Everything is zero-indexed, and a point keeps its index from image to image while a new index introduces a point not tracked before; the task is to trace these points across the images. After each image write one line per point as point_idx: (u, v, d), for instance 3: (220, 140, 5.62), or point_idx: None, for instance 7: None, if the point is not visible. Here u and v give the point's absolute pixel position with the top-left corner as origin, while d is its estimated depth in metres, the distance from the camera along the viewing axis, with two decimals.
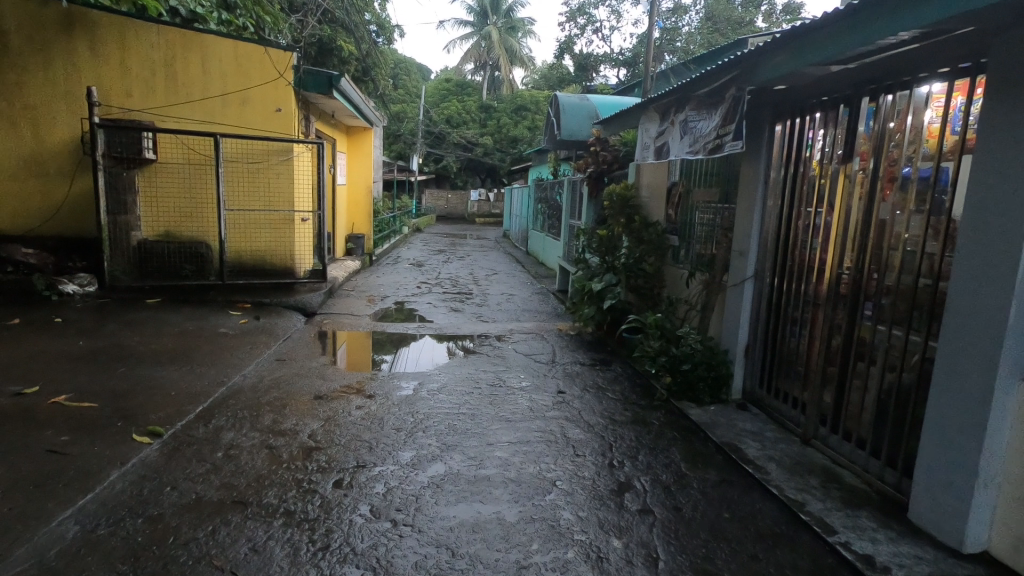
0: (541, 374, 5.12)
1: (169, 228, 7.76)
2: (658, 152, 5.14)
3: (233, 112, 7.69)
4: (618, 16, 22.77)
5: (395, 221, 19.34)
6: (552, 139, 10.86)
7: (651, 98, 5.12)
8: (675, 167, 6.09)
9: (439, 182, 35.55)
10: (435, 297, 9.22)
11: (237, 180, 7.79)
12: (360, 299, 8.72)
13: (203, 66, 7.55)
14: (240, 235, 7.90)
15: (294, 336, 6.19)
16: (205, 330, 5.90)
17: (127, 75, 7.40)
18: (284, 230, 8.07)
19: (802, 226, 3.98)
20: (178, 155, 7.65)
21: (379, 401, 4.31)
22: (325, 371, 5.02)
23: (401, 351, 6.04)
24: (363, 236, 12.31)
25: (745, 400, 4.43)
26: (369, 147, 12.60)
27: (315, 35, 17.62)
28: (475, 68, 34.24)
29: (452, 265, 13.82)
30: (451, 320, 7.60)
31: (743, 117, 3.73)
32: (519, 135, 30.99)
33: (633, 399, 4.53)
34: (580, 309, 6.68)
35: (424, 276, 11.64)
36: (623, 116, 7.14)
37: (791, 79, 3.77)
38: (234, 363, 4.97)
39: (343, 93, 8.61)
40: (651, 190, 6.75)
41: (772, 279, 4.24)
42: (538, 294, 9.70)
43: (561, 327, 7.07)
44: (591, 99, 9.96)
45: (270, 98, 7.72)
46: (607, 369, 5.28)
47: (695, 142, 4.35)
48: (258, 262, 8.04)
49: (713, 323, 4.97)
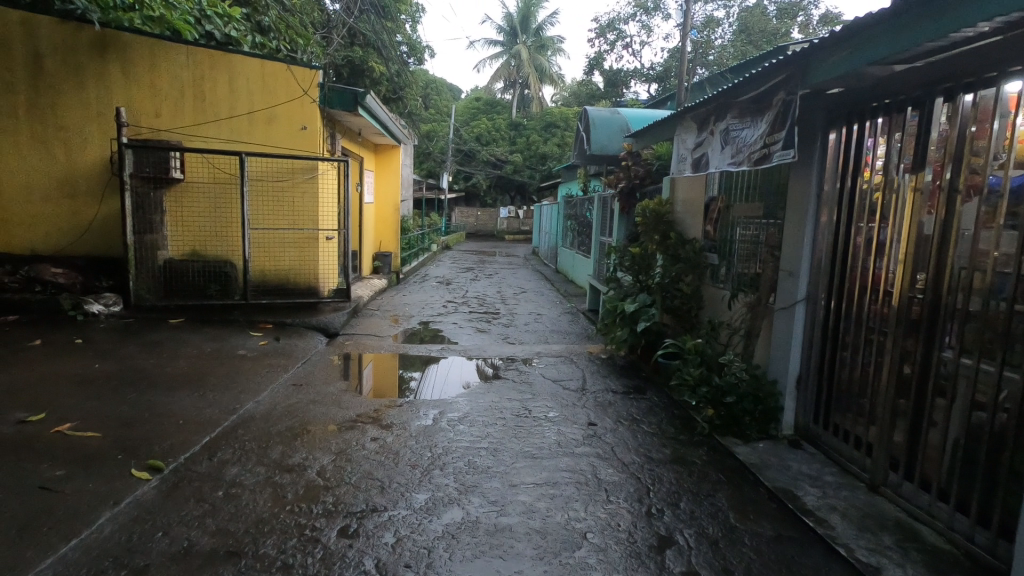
0: (570, 403, 4.76)
1: (194, 247, 7.70)
2: (696, 165, 4.79)
3: (259, 130, 7.66)
4: (648, 31, 22.52)
5: (423, 239, 19.26)
6: (581, 155, 10.57)
7: (688, 107, 4.79)
8: (713, 181, 5.74)
9: (468, 200, 35.62)
10: (461, 316, 8.94)
11: (262, 198, 7.72)
12: (384, 319, 8.51)
13: (231, 86, 7.54)
14: (264, 254, 7.80)
15: (314, 359, 5.98)
16: (223, 352, 5.75)
17: (157, 96, 7.44)
18: (308, 249, 7.95)
19: (862, 243, 3.56)
20: (204, 174, 7.63)
21: (396, 433, 4.03)
22: (342, 397, 4.78)
23: (424, 374, 5.76)
24: (390, 254, 12.19)
25: (798, 437, 3.99)
26: (397, 165, 12.53)
27: (347, 56, 17.84)
28: (505, 87, 34.39)
29: (480, 284, 13.56)
30: (477, 341, 7.31)
31: (795, 123, 3.36)
32: (549, 152, 30.84)
33: (671, 433, 4.13)
34: (612, 331, 6.31)
35: (451, 294, 11.41)
36: (657, 128, 6.82)
37: (847, 81, 3.40)
38: (248, 388, 4.77)
39: (369, 110, 8.52)
40: (687, 206, 6.37)
41: (828, 301, 3.82)
42: (567, 314, 9.34)
43: (591, 350, 6.70)
44: (622, 113, 9.66)
45: (296, 116, 7.67)
46: (642, 398, 4.89)
47: (738, 153, 3.99)
48: (282, 282, 7.93)
49: (759, 349, 4.55)
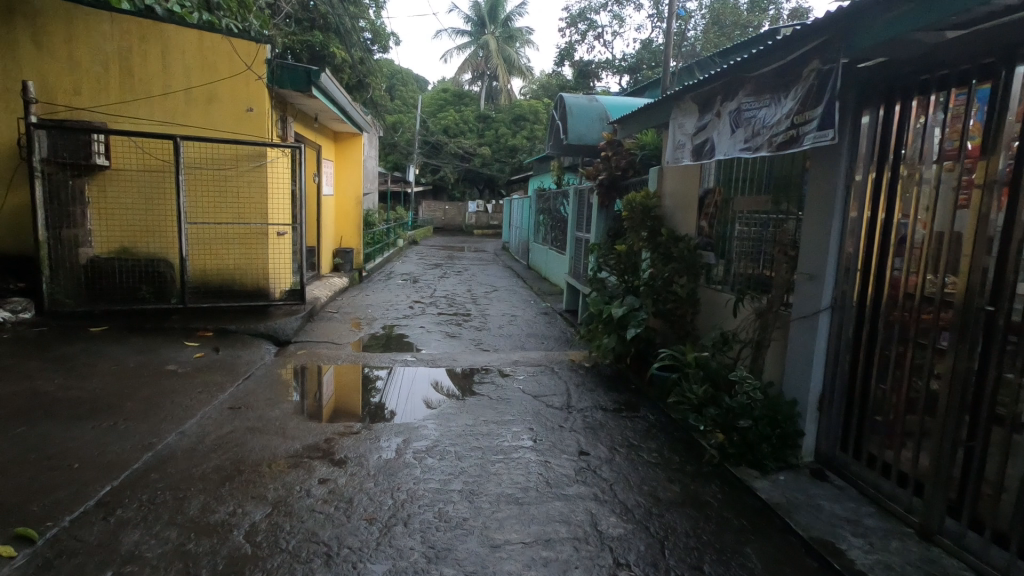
0: (554, 426, 4.13)
1: (125, 243, 6.80)
2: (697, 151, 4.21)
3: (197, 112, 6.76)
4: (620, 22, 22.05)
5: (389, 234, 18.37)
6: (556, 145, 9.96)
7: (688, 85, 4.19)
8: (710, 171, 5.25)
9: (437, 194, 34.72)
10: (428, 319, 8.22)
11: (202, 189, 6.84)
12: (343, 323, 7.72)
13: (163, 60, 6.62)
14: (206, 251, 6.93)
15: (260, 373, 5.19)
16: (150, 367, 4.91)
17: (75, 70, 6.47)
18: (256, 247, 7.11)
19: (904, 244, 3.03)
20: (133, 160, 6.71)
21: (351, 471, 3.34)
22: (287, 423, 4.04)
23: (392, 387, 5.05)
24: (352, 250, 11.34)
25: (821, 465, 3.47)
26: (359, 153, 11.62)
27: (306, 41, 16.79)
28: (472, 78, 33.57)
29: (449, 281, 12.84)
30: (446, 347, 6.62)
31: (834, 98, 2.76)
32: (518, 145, 30.19)
33: (677, 464, 3.55)
34: (595, 338, 5.71)
35: (418, 294, 10.65)
36: (642, 114, 6.26)
37: (892, 48, 2.84)
38: (172, 414, 3.98)
39: (324, 92, 7.71)
40: (676, 200, 5.88)
41: (859, 310, 3.29)
42: (543, 315, 8.73)
43: (573, 357, 6.09)
44: (599, 100, 9.09)
45: (239, 95, 6.80)
46: (636, 418, 4.32)
47: (754, 136, 3.41)
48: (226, 282, 7.08)
49: (768, 362, 4.01)
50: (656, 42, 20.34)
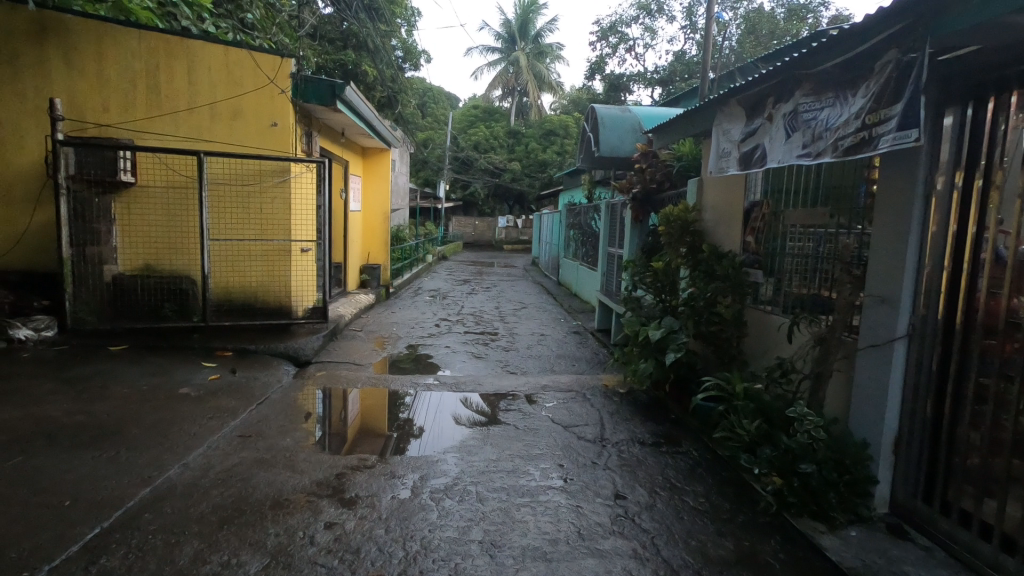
0: (586, 462, 3.74)
1: (148, 261, 6.71)
2: (744, 159, 3.81)
3: (222, 128, 6.68)
4: (652, 34, 21.72)
5: (418, 249, 18.27)
6: (587, 158, 9.63)
7: (734, 87, 3.82)
8: (756, 181, 4.85)
9: (467, 210, 34.75)
10: (454, 338, 7.93)
11: (226, 205, 6.73)
12: (367, 342, 7.49)
13: (189, 77, 6.57)
14: (228, 268, 6.80)
15: (276, 397, 4.95)
16: (162, 390, 4.72)
17: (104, 88, 6.47)
18: (278, 263, 6.96)
19: (1003, 264, 2.58)
20: (159, 177, 6.64)
21: (361, 514, 3.02)
22: (299, 454, 3.77)
23: (419, 415, 4.73)
24: (379, 267, 11.19)
25: (899, 519, 2.99)
26: (387, 169, 11.50)
27: (339, 60, 16.97)
28: (503, 95, 33.66)
29: (477, 297, 12.58)
30: (472, 369, 6.30)
31: (917, 92, 2.36)
32: (548, 160, 30.00)
33: (728, 513, 3.12)
34: (631, 361, 5.30)
35: (445, 311, 10.39)
36: (679, 123, 5.89)
37: (989, 37, 2.41)
38: (177, 443, 3.74)
39: (350, 105, 7.56)
40: (717, 213, 5.51)
41: (945, 340, 2.83)
42: (574, 334, 8.34)
43: (607, 382, 5.69)
44: (632, 111, 8.74)
45: (264, 110, 6.70)
46: (678, 454, 3.90)
47: (815, 140, 3.01)
48: (249, 299, 6.93)
49: (831, 394, 3.55)
50: (690, 54, 19.93)
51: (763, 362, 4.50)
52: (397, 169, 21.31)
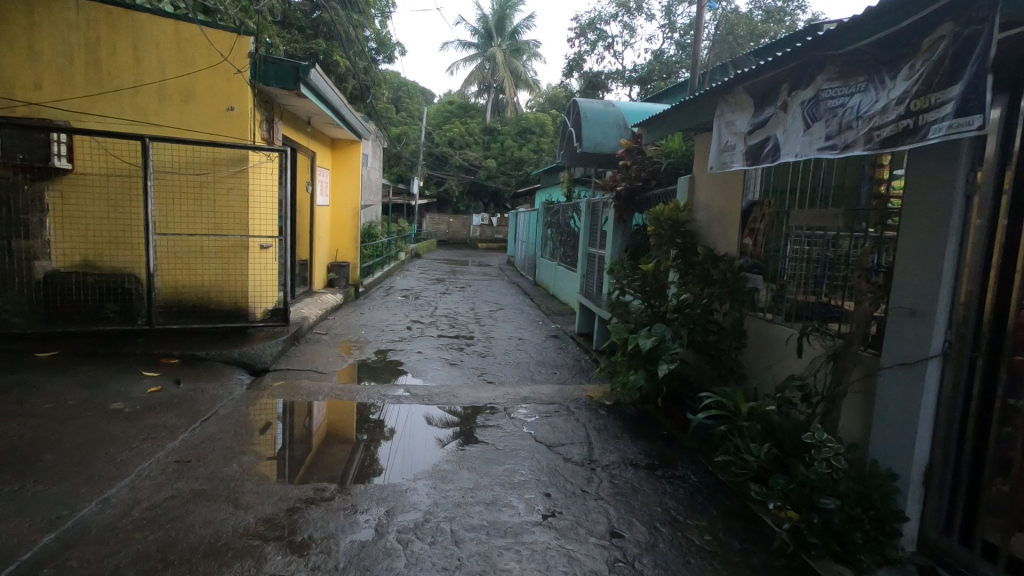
0: (575, 491, 3.32)
1: (87, 256, 6.02)
2: (752, 153, 3.45)
3: (172, 110, 6.05)
4: (630, 33, 21.51)
5: (390, 247, 17.64)
6: (568, 153, 9.24)
7: (742, 74, 3.44)
8: (754, 179, 4.53)
9: (441, 207, 34.12)
10: (427, 342, 7.45)
11: (175, 196, 6.11)
12: (332, 346, 6.95)
13: (135, 53, 5.93)
14: (178, 266, 6.19)
15: (225, 412, 4.40)
16: (90, 406, 4.12)
17: (36, 63, 5.79)
18: (233, 261, 6.37)
19: None
20: (98, 164, 5.97)
21: (314, 563, 2.54)
22: (246, 483, 3.26)
23: (390, 434, 4.23)
24: (347, 265, 10.61)
25: (930, 561, 2.65)
26: (357, 162, 10.88)
27: (310, 49, 16.24)
28: (479, 91, 33.13)
29: (451, 297, 12.10)
30: (446, 377, 5.84)
31: (979, 72, 1.99)
32: (525, 157, 29.60)
33: (739, 556, 2.74)
34: (618, 371, 4.91)
35: (418, 312, 9.89)
36: (667, 117, 5.54)
37: None
38: (98, 472, 3.19)
39: (316, 91, 7.01)
40: (710, 212, 5.18)
41: (988, 361, 2.49)
42: (553, 339, 7.95)
43: (592, 393, 5.29)
44: (616, 106, 8.39)
45: (219, 93, 6.10)
46: (676, 480, 3.51)
47: (842, 130, 2.64)
48: (201, 300, 6.32)
49: (846, 414, 3.21)
50: (668, 54, 19.80)
51: (764, 375, 4.16)
52: (369, 164, 20.61)
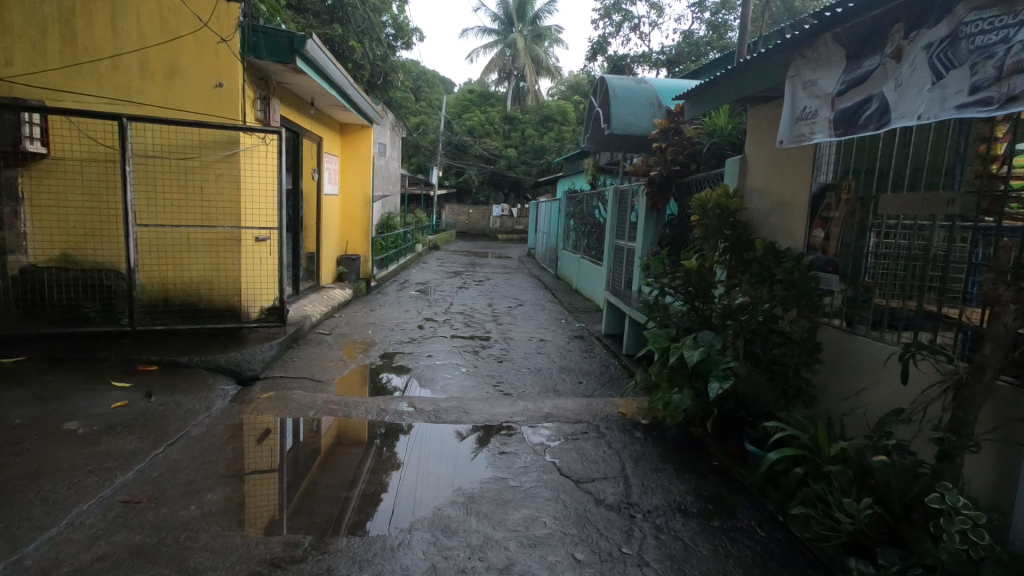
0: (611, 553, 2.63)
1: (66, 250, 5.45)
2: (844, 118, 2.68)
3: (155, 87, 5.44)
4: (658, 13, 20.46)
5: (407, 238, 16.99)
6: (594, 137, 8.46)
7: (833, 15, 2.64)
8: (826, 158, 3.74)
9: (460, 198, 33.47)
10: (439, 343, 6.80)
11: (160, 183, 5.52)
12: (335, 349, 6.33)
13: (112, 23, 5.32)
14: (163, 261, 5.59)
15: (197, 433, 3.78)
16: (40, 427, 3.54)
17: (7, 35, 5.23)
18: (224, 255, 5.77)
19: None
20: (76, 147, 5.38)
21: None
22: (203, 535, 2.63)
23: (389, 463, 3.54)
24: (358, 259, 10.01)
25: None
26: (367, 149, 10.22)
27: (325, 35, 15.62)
28: (499, 79, 32.26)
29: (469, 292, 11.44)
30: (458, 386, 5.18)
31: None
32: (546, 146, 28.68)
33: None
34: (658, 387, 4.16)
35: (432, 309, 9.25)
36: (714, 88, 4.74)
37: None
38: (19, 522, 2.59)
39: (318, 67, 6.34)
40: (767, 199, 4.41)
41: None
42: (577, 341, 7.24)
43: (625, 409, 4.55)
44: (649, 82, 7.59)
45: (206, 68, 5.47)
46: (739, 536, 2.79)
47: (1004, 78, 1.87)
48: (189, 298, 5.72)
49: (971, 462, 2.45)
50: (698, 34, 18.77)
51: (845, 398, 3.38)
52: (387, 154, 19.99)
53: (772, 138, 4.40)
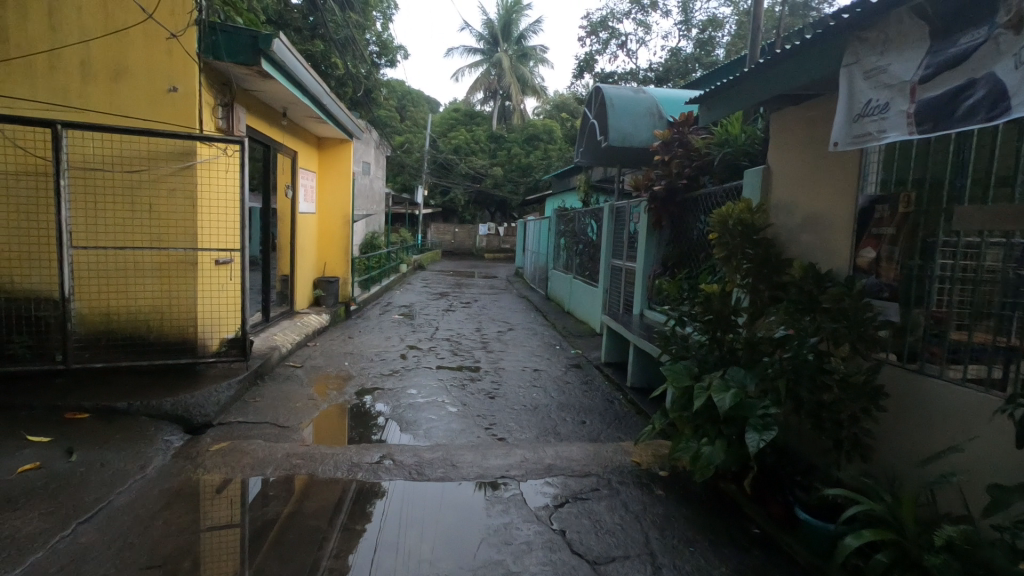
0: None
1: None
2: (930, 109, 2.22)
3: (100, 92, 4.81)
4: (645, 31, 20.28)
5: (390, 257, 16.29)
6: (589, 150, 7.94)
7: None
8: (874, 166, 3.20)
9: (447, 217, 32.96)
10: (423, 376, 6.13)
11: (104, 199, 4.85)
12: (306, 384, 5.64)
13: (51, 19, 4.70)
14: (109, 287, 4.90)
15: (122, 504, 3.07)
16: None
17: None
18: (178, 280, 5.10)
19: None
20: (5, 159, 4.69)
21: None
22: None
23: (360, 542, 2.86)
24: (336, 281, 9.33)
25: None
26: (346, 165, 9.60)
27: (307, 51, 15.07)
28: (484, 98, 31.98)
29: (456, 316, 10.78)
30: (445, 429, 4.52)
31: None
32: (533, 164, 28.31)
33: None
34: (680, 434, 3.55)
35: (416, 335, 8.58)
36: (733, 90, 4.20)
37: None
38: None
39: (286, 72, 5.73)
40: (797, 214, 3.86)
41: None
42: (575, 371, 6.62)
43: (638, 457, 3.92)
44: (648, 92, 7.10)
45: (157, 68, 4.83)
46: None
47: None
48: (137, 330, 5.02)
49: None
50: (686, 51, 18.57)
51: (918, 454, 2.79)
52: (371, 172, 19.36)
53: (800, 145, 3.87)
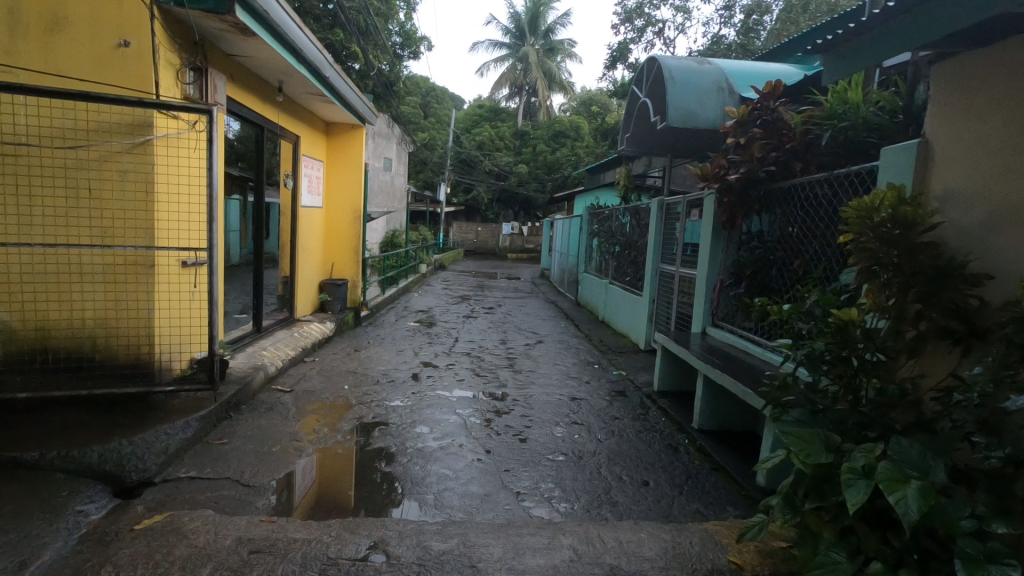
0: None
1: None
2: None
3: (31, 46, 3.78)
4: (684, 18, 18.88)
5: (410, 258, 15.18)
6: (639, 135, 6.74)
7: None
8: None
9: (469, 215, 31.88)
10: (435, 406, 5.01)
11: (39, 182, 3.82)
12: (291, 416, 4.56)
13: None
14: (43, 294, 3.87)
15: None
16: None
17: None
18: (130, 286, 4.02)
19: None
20: None
21: None
22: None
23: None
24: (343, 285, 8.28)
25: None
26: (358, 154, 8.52)
27: (325, 40, 13.98)
28: (510, 94, 30.78)
29: (477, 324, 9.66)
30: (461, 493, 3.39)
31: None
32: (559, 161, 27.03)
33: None
34: (817, 538, 2.36)
35: (430, 348, 7.47)
36: (875, 31, 2.95)
37: None
38: None
39: (272, 28, 4.62)
40: (986, 207, 2.59)
41: None
42: (622, 402, 5.41)
43: (738, 556, 2.70)
44: (714, 62, 5.87)
45: (101, 15, 3.78)
46: None
47: None
48: (78, 348, 3.96)
49: None
50: (728, 39, 17.17)
51: None
52: (391, 169, 18.28)
53: (992, 105, 2.61)
